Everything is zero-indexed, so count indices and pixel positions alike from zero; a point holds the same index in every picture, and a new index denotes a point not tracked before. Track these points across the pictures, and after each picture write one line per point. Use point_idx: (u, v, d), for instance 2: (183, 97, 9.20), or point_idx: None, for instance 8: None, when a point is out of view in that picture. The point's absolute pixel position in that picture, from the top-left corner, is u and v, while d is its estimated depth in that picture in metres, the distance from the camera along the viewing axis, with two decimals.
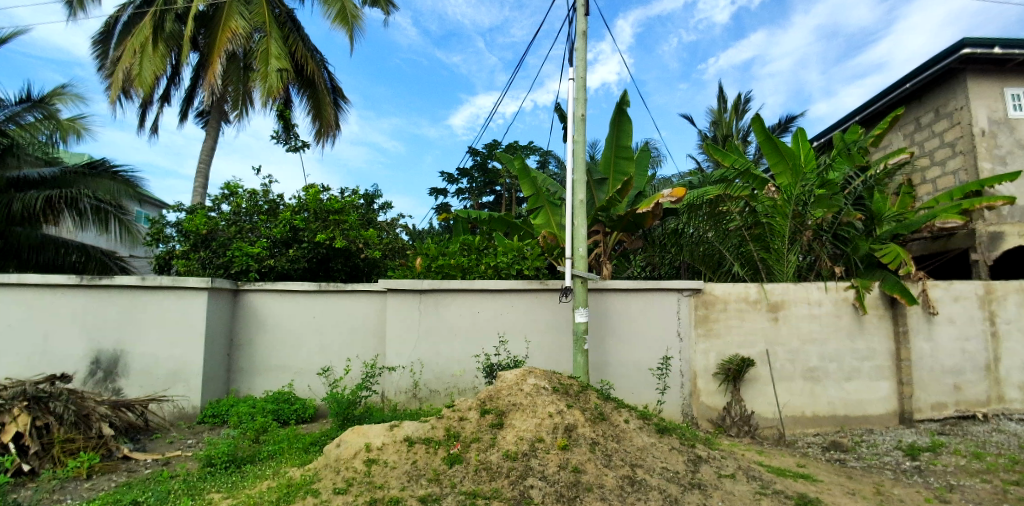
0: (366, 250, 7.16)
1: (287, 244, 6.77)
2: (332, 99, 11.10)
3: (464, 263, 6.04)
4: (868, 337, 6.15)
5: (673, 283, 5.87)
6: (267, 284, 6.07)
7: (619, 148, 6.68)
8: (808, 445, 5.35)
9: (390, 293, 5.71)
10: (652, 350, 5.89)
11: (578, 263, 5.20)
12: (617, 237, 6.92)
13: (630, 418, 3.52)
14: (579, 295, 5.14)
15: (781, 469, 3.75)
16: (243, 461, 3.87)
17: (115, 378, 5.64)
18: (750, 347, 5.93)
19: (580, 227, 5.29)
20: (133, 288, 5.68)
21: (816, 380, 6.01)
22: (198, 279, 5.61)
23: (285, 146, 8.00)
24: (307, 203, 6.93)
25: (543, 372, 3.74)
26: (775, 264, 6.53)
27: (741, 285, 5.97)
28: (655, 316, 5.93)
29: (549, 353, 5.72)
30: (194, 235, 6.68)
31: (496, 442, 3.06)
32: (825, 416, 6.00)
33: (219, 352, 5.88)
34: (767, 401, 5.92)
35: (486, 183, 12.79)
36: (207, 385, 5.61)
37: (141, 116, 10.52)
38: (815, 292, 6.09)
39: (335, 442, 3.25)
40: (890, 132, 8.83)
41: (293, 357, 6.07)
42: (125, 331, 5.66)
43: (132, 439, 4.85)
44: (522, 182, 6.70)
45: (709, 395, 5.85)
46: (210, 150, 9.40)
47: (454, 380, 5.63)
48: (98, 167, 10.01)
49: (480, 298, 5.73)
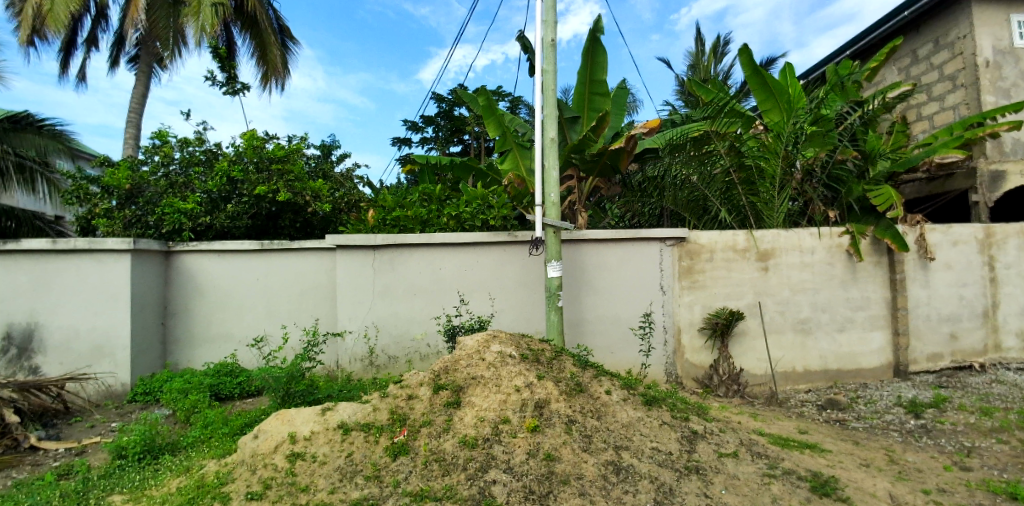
0: (314, 203, 6.41)
1: (226, 199, 6.06)
2: (279, 41, 10.03)
3: (422, 215, 5.42)
4: (862, 286, 5.76)
5: (656, 232, 5.34)
6: (202, 244, 5.35)
7: (593, 82, 5.96)
8: (802, 405, 5.01)
9: (340, 250, 5.06)
10: (632, 306, 5.41)
11: (549, 211, 4.60)
12: (593, 183, 6.38)
13: (611, 388, 3.01)
14: (551, 246, 4.58)
15: (784, 439, 3.34)
16: (162, 451, 3.27)
17: (30, 356, 4.88)
18: (739, 299, 5.47)
19: (551, 170, 4.63)
20: (43, 252, 4.88)
21: (808, 333, 5.63)
22: (118, 239, 4.85)
23: (222, 88, 7.04)
24: (245, 152, 6.23)
25: (508, 337, 3.21)
26: (765, 210, 6.06)
27: (729, 232, 5.45)
28: (635, 268, 5.41)
29: (519, 312, 5.19)
30: (116, 191, 5.85)
31: (450, 426, 2.52)
32: (817, 371, 5.66)
33: (151, 321, 5.19)
34: (756, 357, 5.53)
35: (453, 133, 11.89)
36: (137, 359, 4.93)
37: (64, 63, 9.26)
38: (807, 238, 5.62)
39: (255, 431, 2.67)
40: (885, 67, 8.23)
41: (236, 324, 5.44)
42: (38, 301, 4.89)
43: (45, 426, 4.17)
44: (486, 122, 5.99)
45: (695, 352, 5.40)
46: (141, 97, 8.34)
47: (415, 344, 5.09)
48: (20, 122, 8.65)
49: (443, 254, 5.12)
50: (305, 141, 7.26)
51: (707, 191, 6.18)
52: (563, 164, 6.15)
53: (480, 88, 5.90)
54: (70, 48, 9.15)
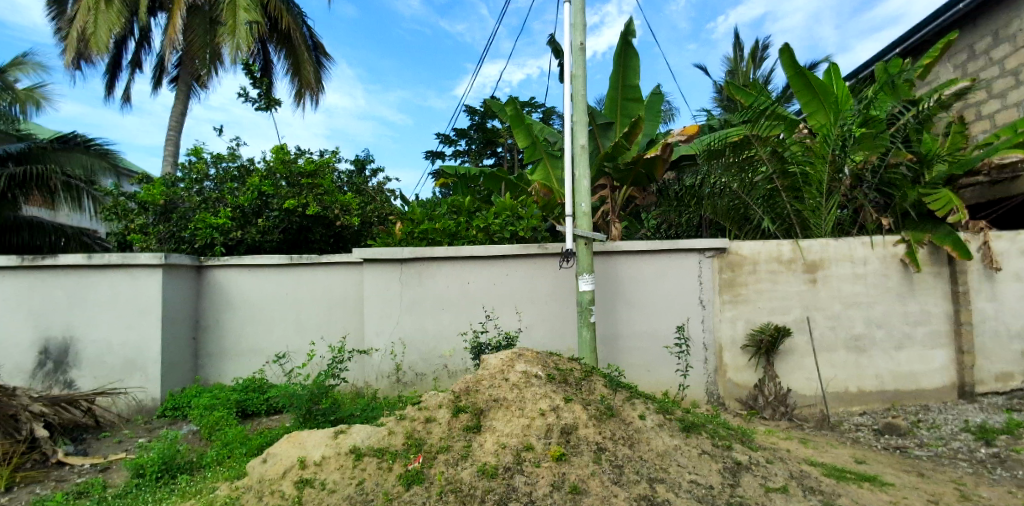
0: (343, 217, 6.41)
1: (258, 213, 6.09)
2: (314, 58, 10.26)
3: (451, 228, 5.31)
4: (921, 299, 5.29)
5: (695, 243, 5.06)
6: (233, 259, 5.38)
7: (627, 88, 5.81)
8: (857, 429, 4.60)
9: (367, 264, 4.99)
10: (670, 321, 5.13)
11: (581, 221, 4.40)
12: (627, 192, 6.15)
13: (645, 413, 2.77)
14: (583, 259, 4.36)
15: (839, 470, 3.01)
16: (180, 470, 3.22)
17: (66, 370, 4.98)
18: (785, 313, 5.10)
19: (583, 178, 4.44)
20: (80, 268, 4.99)
21: (861, 351, 5.20)
22: (150, 254, 4.91)
23: (256, 104, 7.17)
24: (276, 167, 6.28)
25: (536, 355, 3.02)
26: (811, 219, 5.71)
27: (772, 243, 5.11)
28: (672, 281, 5.13)
29: (549, 328, 4.97)
30: (151, 207, 5.96)
31: (470, 453, 2.34)
32: (873, 392, 5.21)
33: (182, 336, 5.23)
34: (805, 377, 5.14)
35: (485, 145, 11.84)
36: (167, 374, 4.95)
37: (110, 84, 9.69)
38: (858, 249, 5.22)
39: (266, 455, 2.55)
40: (938, 64, 7.71)
41: (265, 339, 5.43)
42: (74, 316, 5.00)
43: (75, 441, 4.21)
44: (516, 131, 5.85)
45: (738, 371, 5.05)
46: (181, 116, 8.61)
47: (443, 361, 4.93)
48: (69, 141, 9.36)
49: (471, 267, 4.97)
50: (335, 155, 7.31)
51: (749, 198, 5.81)
52: (595, 174, 5.96)
53: (509, 97, 5.78)
54: (116, 70, 9.57)
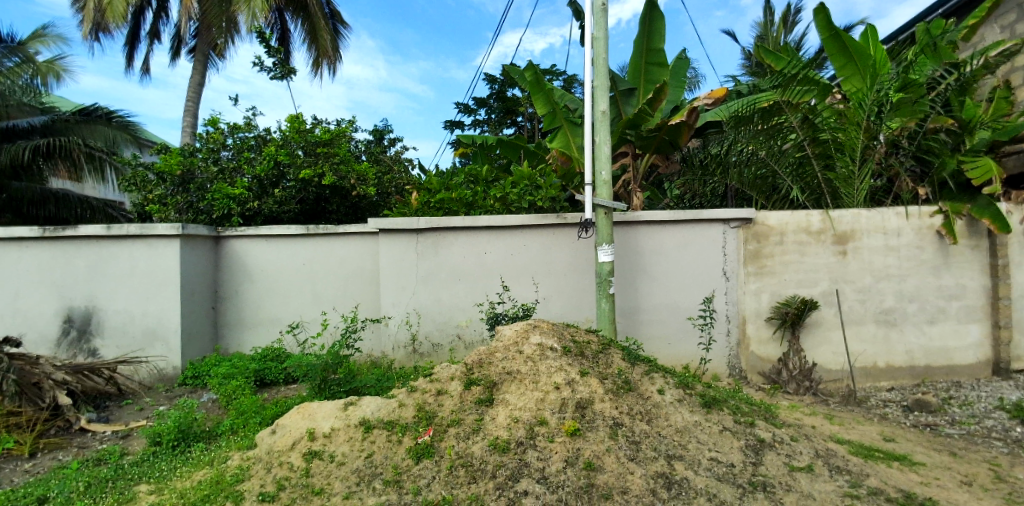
0: (359, 186, 6.34)
1: (274, 183, 6.02)
2: (330, 26, 10.07)
3: (467, 197, 5.19)
4: (959, 272, 5.02)
5: (719, 213, 4.86)
6: (249, 229, 5.37)
7: (651, 51, 5.53)
8: (884, 405, 4.45)
9: (382, 234, 4.92)
10: (692, 293, 4.98)
11: (601, 190, 4.24)
12: (650, 160, 5.88)
13: (664, 387, 2.66)
14: (603, 229, 4.22)
15: (867, 448, 2.88)
16: (197, 438, 3.26)
17: (90, 338, 5.09)
18: (813, 286, 4.91)
19: (603, 146, 4.25)
20: (100, 238, 5.04)
21: (892, 325, 4.99)
22: (167, 225, 4.92)
23: (271, 73, 7.04)
24: (292, 137, 6.22)
25: (551, 328, 2.93)
26: (843, 187, 5.42)
27: (801, 213, 4.88)
28: (695, 252, 4.97)
29: (567, 300, 4.87)
30: (169, 177, 5.96)
31: (481, 427, 2.27)
32: (902, 368, 5.02)
33: (201, 306, 5.28)
34: (832, 351, 4.97)
35: (504, 114, 11.56)
36: (187, 343, 5.02)
37: (130, 56, 9.68)
38: (893, 219, 4.95)
39: (277, 425, 2.54)
40: (988, 22, 7.18)
41: (283, 309, 5.45)
42: (96, 286, 5.07)
43: (98, 408, 4.32)
44: (534, 98, 5.62)
45: (761, 344, 4.91)
46: (197, 86, 8.57)
47: (459, 332, 4.89)
48: (92, 114, 9.43)
49: (487, 237, 4.87)
50: (351, 125, 7.19)
51: (777, 166, 5.55)
52: (616, 141, 5.76)
53: (527, 61, 5.55)
54: (135, 42, 9.53)
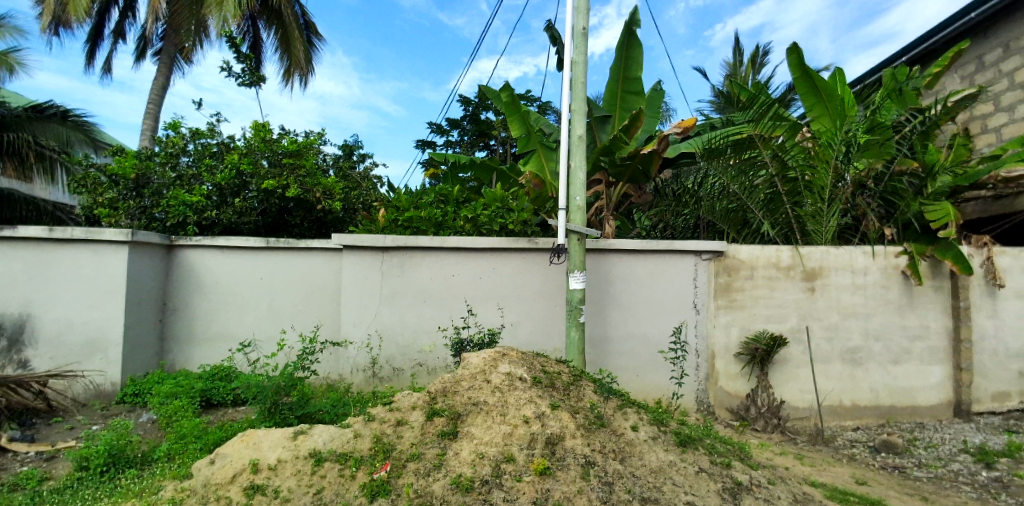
0: (325, 200, 6.17)
1: (235, 193, 5.81)
2: (305, 37, 9.95)
3: (437, 217, 5.07)
4: (921, 313, 5.12)
5: (692, 244, 4.85)
6: (206, 239, 5.09)
7: (628, 80, 5.58)
8: (851, 446, 4.44)
9: (347, 251, 4.72)
10: (661, 325, 4.93)
11: (574, 216, 4.15)
12: (623, 189, 5.90)
13: (638, 423, 2.54)
14: (575, 256, 4.13)
15: (841, 492, 2.81)
16: (130, 464, 2.95)
17: (20, 348, 4.64)
18: (782, 322, 4.92)
19: (578, 170, 4.19)
20: (39, 240, 4.66)
21: (857, 364, 5.03)
22: (115, 230, 4.60)
23: (240, 80, 6.84)
24: (257, 147, 6.02)
25: (520, 356, 2.80)
26: (812, 225, 5.52)
27: (771, 248, 4.91)
28: (665, 284, 4.93)
29: (536, 327, 4.74)
30: (123, 180, 5.62)
31: (443, 463, 2.10)
32: (867, 407, 5.05)
33: (147, 319, 4.93)
34: (799, 388, 4.96)
35: (478, 136, 11.50)
36: (129, 358, 4.66)
37: (91, 53, 9.29)
38: (859, 258, 5.04)
39: (215, 455, 2.29)
40: (945, 74, 7.56)
41: (236, 326, 5.14)
42: (32, 292, 4.67)
43: (21, 426, 3.90)
44: (510, 120, 5.60)
45: (730, 380, 4.85)
46: (162, 89, 8.26)
47: (422, 357, 4.69)
48: (45, 112, 8.87)
49: (456, 259, 4.73)
50: (318, 136, 6.97)
51: (750, 202, 5.60)
52: (591, 168, 5.72)
53: (505, 83, 5.52)
54: (97, 39, 9.17)
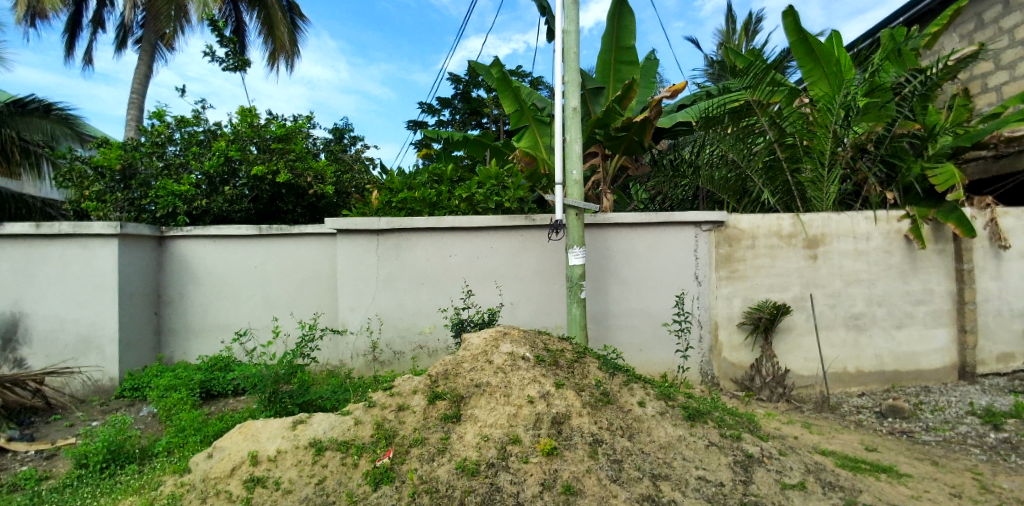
0: (316, 185, 6.07)
1: (224, 180, 5.68)
2: (289, 18, 9.69)
3: (431, 197, 4.97)
4: (924, 277, 5.07)
5: (692, 215, 4.77)
6: (197, 229, 4.98)
7: (620, 50, 5.43)
8: (857, 412, 4.42)
9: (341, 235, 4.63)
10: (663, 298, 4.87)
11: (571, 191, 4.05)
12: (620, 161, 5.78)
13: (644, 399, 2.49)
14: (573, 231, 4.04)
15: (851, 460, 2.79)
16: (131, 460, 2.91)
17: (14, 347, 4.58)
18: (784, 291, 4.86)
19: (574, 144, 4.07)
20: (26, 237, 4.56)
21: (861, 330, 5.00)
22: (104, 223, 4.50)
23: (223, 64, 6.64)
24: (244, 132, 5.87)
25: (522, 335, 2.73)
26: (812, 191, 5.41)
27: (772, 217, 4.83)
28: (666, 256, 4.86)
29: (537, 305, 4.68)
30: (109, 172, 5.49)
31: (447, 447, 2.05)
32: (871, 373, 5.03)
33: (142, 312, 4.85)
34: (803, 357, 4.94)
35: (471, 115, 11.31)
36: (126, 353, 4.59)
37: (69, 43, 9.01)
38: (862, 223, 4.96)
39: (214, 448, 2.23)
40: (944, 33, 7.40)
41: (233, 315, 5.08)
42: (23, 290, 4.58)
43: (20, 425, 3.85)
44: (501, 95, 5.44)
45: (733, 350, 4.82)
46: (144, 77, 8.05)
47: (423, 339, 4.64)
48: (27, 106, 8.51)
49: (453, 239, 4.64)
50: (306, 120, 6.81)
51: (748, 170, 5.46)
52: (587, 141, 5.60)
53: (495, 57, 5.35)
54: (75, 29, 8.89)
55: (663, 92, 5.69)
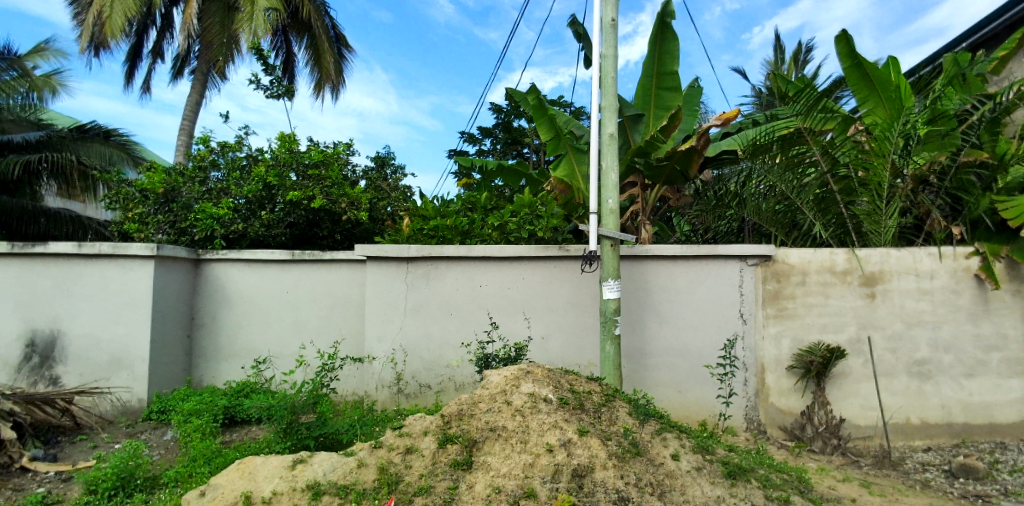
0: (350, 211, 6.11)
1: (261, 205, 5.79)
2: (335, 50, 10.12)
3: (463, 226, 4.88)
4: (999, 320, 4.55)
5: (736, 249, 4.49)
6: (232, 252, 5.04)
7: (661, 77, 5.31)
8: (923, 470, 3.94)
9: (370, 262, 4.57)
10: (704, 336, 4.56)
11: (606, 220, 3.87)
12: (660, 191, 5.57)
13: (679, 452, 2.24)
14: (608, 263, 3.83)
15: None
16: (139, 488, 2.83)
17: (51, 364, 4.69)
18: (838, 332, 4.47)
19: (610, 172, 3.90)
20: (70, 257, 4.71)
21: (926, 377, 4.52)
22: (142, 245, 4.59)
23: (267, 92, 6.88)
24: (282, 159, 5.99)
25: (547, 373, 2.54)
26: (869, 224, 5.02)
27: (824, 251, 4.49)
28: (708, 292, 4.57)
29: (568, 340, 4.45)
30: (153, 195, 5.70)
31: (454, 499, 1.86)
32: (939, 425, 4.52)
33: (175, 333, 4.89)
34: (860, 405, 4.49)
35: (510, 144, 11.32)
36: (156, 374, 4.62)
37: (129, 73, 9.73)
38: (924, 260, 4.54)
39: (209, 485, 2.10)
40: (1013, 59, 6.91)
41: (263, 340, 5.06)
42: (64, 308, 4.71)
43: (46, 444, 3.89)
44: (537, 123, 5.35)
45: (781, 395, 4.44)
46: (196, 106, 8.45)
47: (449, 372, 4.47)
48: (89, 132, 9.38)
49: (483, 268, 4.51)
50: (344, 147, 6.91)
51: (799, 201, 5.15)
52: (624, 170, 5.43)
53: (531, 85, 5.29)
54: (136, 59, 9.66)
55: (712, 121, 5.46)
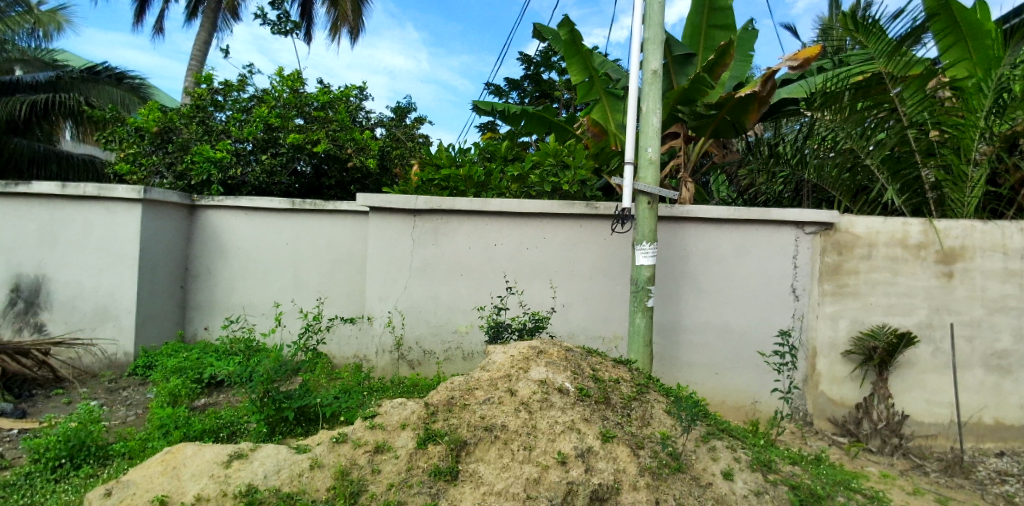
0: (357, 158, 5.67)
1: (265, 149, 5.32)
2: None
3: (479, 177, 4.35)
4: None
5: (794, 213, 3.84)
6: (229, 199, 4.62)
7: (714, 11, 4.56)
8: (1000, 481, 3.34)
9: (373, 214, 4.07)
10: (749, 313, 3.99)
11: (645, 173, 3.25)
12: (704, 146, 4.86)
13: (732, 468, 1.87)
14: (643, 224, 3.25)
15: None
16: (89, 459, 2.48)
17: (36, 311, 4.40)
18: (905, 315, 3.82)
19: (653, 115, 3.23)
20: (53, 198, 4.35)
21: (1005, 373, 3.83)
22: (128, 187, 4.19)
23: (273, 27, 6.33)
24: (284, 98, 5.50)
25: (565, 355, 2.16)
26: (951, 192, 4.23)
27: (896, 220, 3.80)
28: (757, 262, 3.96)
29: (592, 309, 3.92)
30: (147, 135, 5.30)
31: None
32: (1015, 427, 3.86)
33: (167, 285, 4.54)
34: (925, 399, 3.89)
35: (539, 97, 10.56)
36: (143, 327, 4.29)
37: (141, 11, 9.26)
38: (1016, 236, 3.76)
39: (119, 483, 1.78)
40: None
41: (260, 295, 4.68)
42: (48, 253, 4.38)
43: (18, 397, 3.61)
44: (569, 62, 4.68)
45: (834, 384, 3.87)
46: (204, 44, 7.96)
47: (456, 339, 4.02)
48: (100, 74, 9.12)
49: (500, 225, 3.97)
50: (356, 90, 6.35)
51: (868, 159, 4.35)
52: (666, 120, 4.76)
53: (563, 16, 4.54)
54: None
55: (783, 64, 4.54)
